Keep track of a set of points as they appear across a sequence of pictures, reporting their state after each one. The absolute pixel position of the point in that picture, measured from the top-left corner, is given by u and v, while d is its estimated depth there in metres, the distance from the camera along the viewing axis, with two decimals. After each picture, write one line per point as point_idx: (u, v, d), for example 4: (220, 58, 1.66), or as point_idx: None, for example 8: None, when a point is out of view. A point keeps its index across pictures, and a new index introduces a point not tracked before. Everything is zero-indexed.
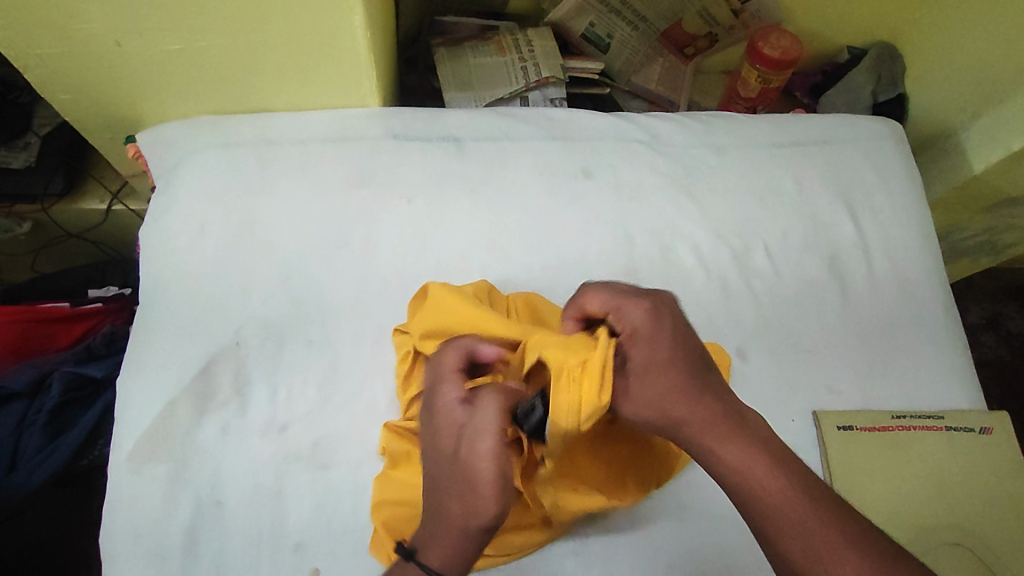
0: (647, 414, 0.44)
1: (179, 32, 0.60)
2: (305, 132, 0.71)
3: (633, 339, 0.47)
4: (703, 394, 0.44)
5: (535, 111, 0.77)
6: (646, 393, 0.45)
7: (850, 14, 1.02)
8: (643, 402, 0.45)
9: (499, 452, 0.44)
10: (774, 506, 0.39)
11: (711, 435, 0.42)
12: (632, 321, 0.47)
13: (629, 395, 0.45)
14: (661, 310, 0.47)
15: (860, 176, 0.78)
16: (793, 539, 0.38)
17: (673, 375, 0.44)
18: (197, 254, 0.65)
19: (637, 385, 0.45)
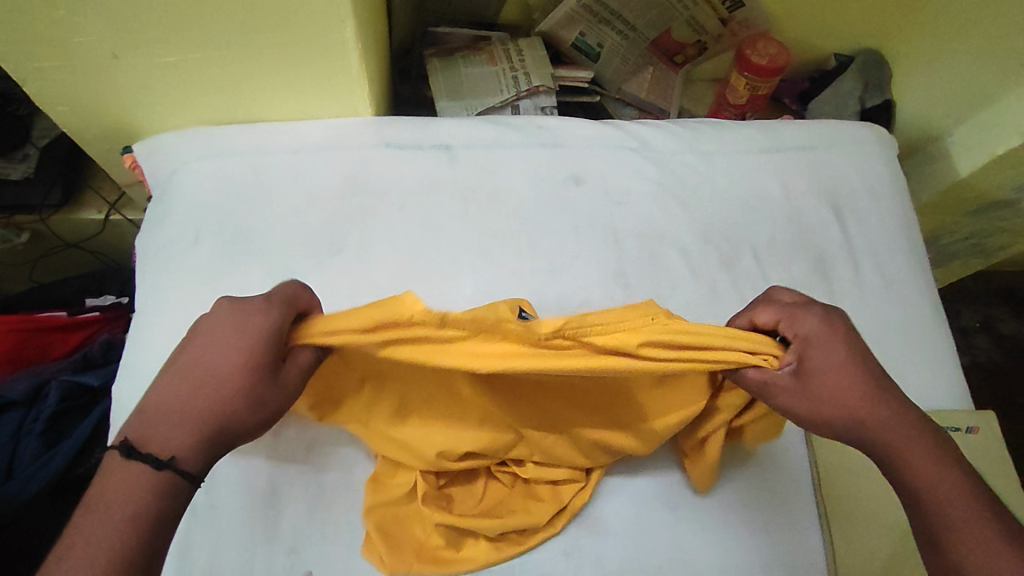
0: (827, 410, 0.49)
1: (175, 44, 0.61)
2: (299, 141, 0.73)
3: (811, 341, 0.50)
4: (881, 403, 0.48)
5: (525, 119, 0.79)
6: (822, 390, 0.49)
7: (836, 22, 1.04)
8: (825, 399, 0.49)
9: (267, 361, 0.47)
10: (944, 505, 0.45)
11: (899, 437, 0.48)
12: (806, 326, 0.51)
13: (804, 394, 0.49)
14: (835, 328, 0.51)
15: (846, 180, 0.80)
16: (969, 536, 0.44)
17: (857, 380, 0.49)
18: (192, 261, 0.66)
19: (815, 384, 0.49)
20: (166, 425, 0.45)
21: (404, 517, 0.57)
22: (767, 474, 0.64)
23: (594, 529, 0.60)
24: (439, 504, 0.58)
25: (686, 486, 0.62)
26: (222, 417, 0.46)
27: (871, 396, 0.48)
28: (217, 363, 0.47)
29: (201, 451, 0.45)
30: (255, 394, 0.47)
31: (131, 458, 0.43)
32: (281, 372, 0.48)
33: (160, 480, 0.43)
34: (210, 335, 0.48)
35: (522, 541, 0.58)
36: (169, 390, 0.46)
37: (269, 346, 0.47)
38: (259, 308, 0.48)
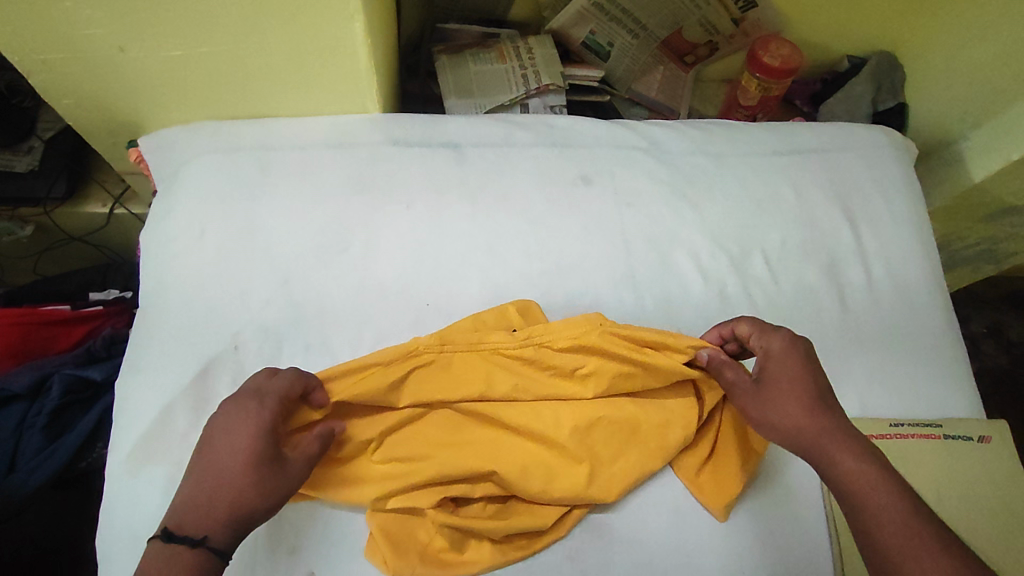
0: (776, 425, 0.55)
1: (181, 37, 0.61)
2: (306, 138, 0.72)
3: (767, 357, 0.58)
4: (821, 416, 0.54)
5: (535, 118, 0.78)
6: (778, 404, 0.55)
7: (849, 23, 1.03)
8: (775, 415, 0.55)
9: (269, 447, 0.50)
10: (877, 510, 0.49)
11: (828, 446, 0.53)
12: (767, 343, 0.58)
13: (758, 406, 0.57)
14: (795, 349, 0.57)
15: (859, 184, 0.79)
16: (883, 513, 0.49)
17: (803, 399, 0.55)
18: (197, 257, 0.66)
19: (767, 396, 0.56)
20: (195, 514, 0.47)
21: (407, 521, 0.57)
22: (775, 482, 0.63)
23: (600, 535, 0.59)
24: (443, 505, 0.58)
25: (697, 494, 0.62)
26: (242, 506, 0.48)
27: (815, 406, 0.54)
28: (230, 462, 0.49)
29: (231, 533, 0.48)
30: (263, 483, 0.49)
31: (172, 542, 0.46)
32: (285, 461, 0.51)
33: (196, 559, 0.46)
34: (214, 434, 0.51)
35: (526, 545, 0.58)
36: (191, 483, 0.49)
37: (269, 438, 0.50)
38: (254, 408, 0.51)
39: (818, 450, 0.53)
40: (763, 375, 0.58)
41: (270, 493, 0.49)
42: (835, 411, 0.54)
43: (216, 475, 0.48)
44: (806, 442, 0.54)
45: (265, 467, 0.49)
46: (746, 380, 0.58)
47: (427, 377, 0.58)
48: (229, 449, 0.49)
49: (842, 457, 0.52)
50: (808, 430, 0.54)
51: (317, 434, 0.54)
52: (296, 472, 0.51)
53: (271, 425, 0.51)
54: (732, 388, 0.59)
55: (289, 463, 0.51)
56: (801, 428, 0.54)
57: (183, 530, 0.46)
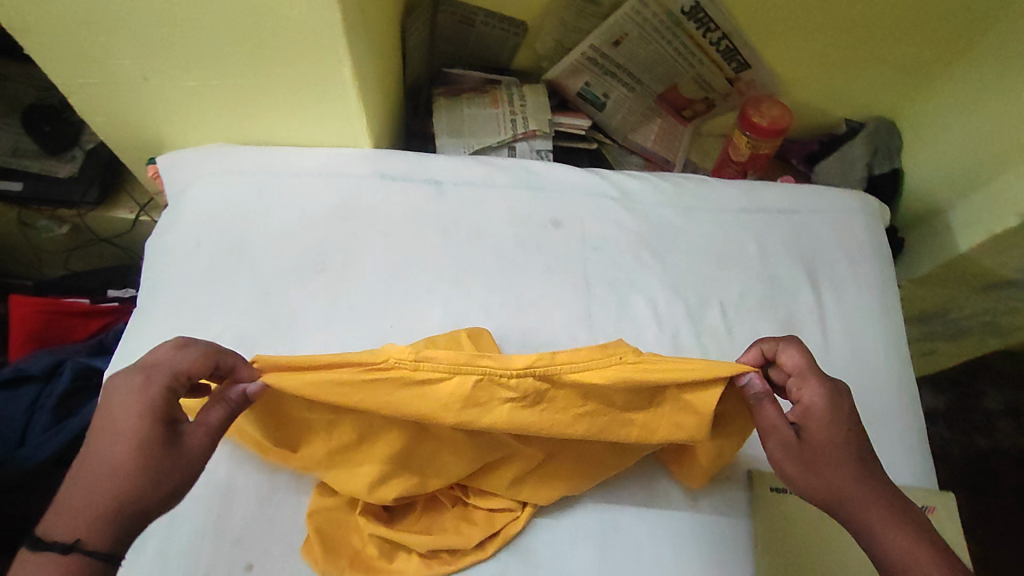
0: (816, 489, 0.55)
1: (195, 71, 0.69)
2: (301, 165, 0.79)
3: (807, 410, 0.56)
4: (866, 483, 0.54)
5: (516, 162, 0.83)
6: (820, 466, 0.55)
7: (846, 89, 1.05)
8: (815, 477, 0.55)
9: (155, 437, 0.51)
10: None
11: (875, 518, 0.53)
12: (811, 394, 0.56)
13: (796, 463, 0.55)
14: (840, 404, 0.56)
15: (826, 246, 0.80)
16: None
17: (849, 462, 0.54)
18: (190, 267, 0.73)
19: (811, 454, 0.55)
20: (69, 515, 0.48)
21: (343, 527, 0.61)
22: (707, 531, 0.64)
23: (525, 560, 0.62)
24: (377, 516, 0.62)
25: (621, 529, 0.64)
26: (124, 503, 0.49)
27: (863, 474, 0.54)
28: (106, 453, 0.50)
29: (111, 530, 0.49)
30: (151, 471, 0.50)
31: (39, 549, 0.47)
32: (176, 442, 0.52)
33: (70, 562, 0.47)
34: (98, 427, 0.51)
35: (450, 562, 0.60)
36: (73, 480, 0.50)
37: (151, 428, 0.51)
38: (141, 385, 0.52)
39: (865, 522, 0.53)
40: (804, 429, 0.56)
41: (156, 478, 0.50)
42: (879, 477, 0.55)
43: (92, 477, 0.49)
44: (849, 508, 0.53)
45: (148, 459, 0.50)
46: (785, 433, 0.56)
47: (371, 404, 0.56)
48: (108, 448, 0.50)
49: (890, 530, 0.52)
50: (855, 497, 0.53)
51: (223, 399, 0.55)
52: (188, 454, 0.52)
53: (152, 417, 0.51)
54: (771, 432, 0.56)
55: (183, 440, 0.52)
56: (847, 494, 0.54)
57: (59, 531, 0.48)
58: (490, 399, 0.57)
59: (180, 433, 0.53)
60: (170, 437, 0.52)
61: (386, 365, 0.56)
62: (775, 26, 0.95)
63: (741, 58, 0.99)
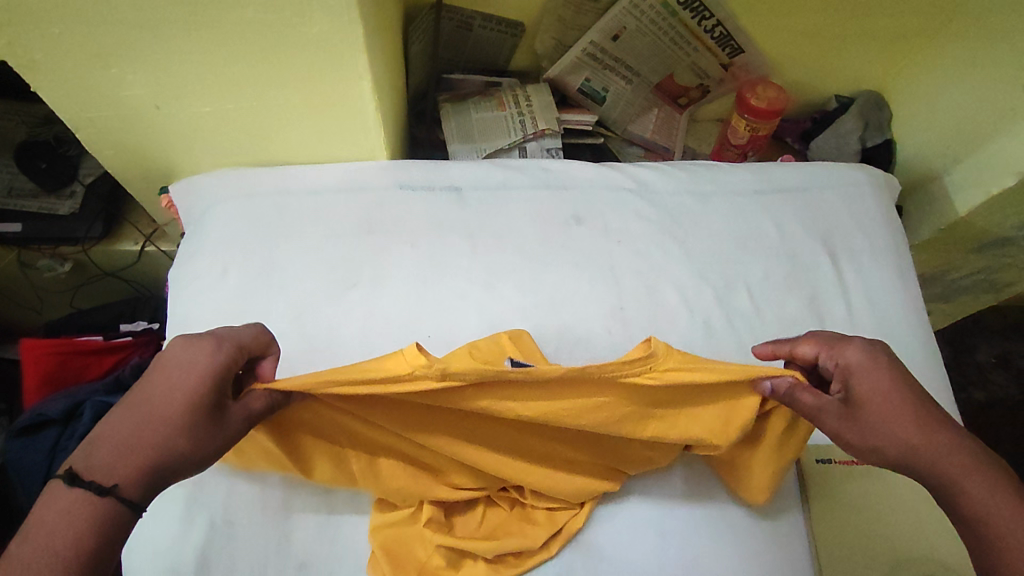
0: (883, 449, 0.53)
1: (210, 96, 0.68)
2: (320, 182, 0.78)
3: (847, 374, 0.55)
4: (931, 433, 0.52)
5: (531, 161, 0.84)
6: (880, 428, 0.53)
7: (836, 66, 1.08)
8: (875, 435, 0.53)
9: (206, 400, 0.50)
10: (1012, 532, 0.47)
11: (947, 467, 0.51)
12: (848, 357, 0.56)
13: (852, 427, 0.54)
14: (880, 363, 0.55)
15: (839, 221, 0.83)
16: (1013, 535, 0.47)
17: (908, 416, 0.53)
18: (219, 295, 0.72)
19: (865, 416, 0.54)
20: (105, 456, 0.46)
21: (408, 539, 0.61)
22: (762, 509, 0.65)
23: (588, 555, 0.63)
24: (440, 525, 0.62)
25: (677, 514, 0.64)
26: (169, 456, 0.48)
27: (927, 423, 0.52)
28: (162, 401, 0.49)
29: (141, 479, 0.47)
30: (201, 433, 0.49)
31: (73, 487, 0.44)
32: (224, 411, 0.51)
33: (97, 508, 0.44)
34: (155, 375, 0.51)
35: (518, 564, 0.61)
36: (121, 420, 0.48)
37: (213, 386, 0.50)
38: (205, 348, 0.52)
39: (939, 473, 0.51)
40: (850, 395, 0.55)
41: (203, 438, 0.50)
42: (942, 424, 0.52)
43: (140, 427, 0.48)
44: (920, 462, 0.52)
45: (200, 420, 0.50)
46: (831, 404, 0.54)
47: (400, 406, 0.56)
48: (164, 395, 0.49)
49: (965, 477, 0.50)
50: (924, 451, 0.52)
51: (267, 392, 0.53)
52: (230, 426, 0.51)
53: (211, 378, 0.51)
54: (819, 411, 0.54)
55: (229, 413, 0.51)
56: (914, 447, 0.52)
57: (90, 474, 0.45)
58: (510, 396, 0.56)
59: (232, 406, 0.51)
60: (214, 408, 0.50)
61: (406, 375, 0.53)
62: (768, 9, 0.97)
63: (734, 44, 1.00)
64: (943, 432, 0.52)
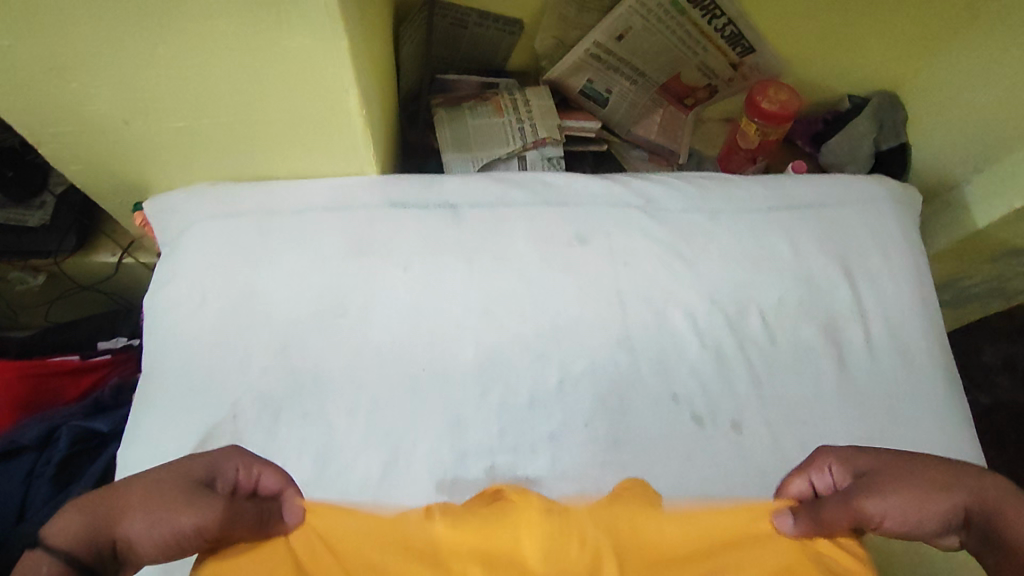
0: (941, 551, 0.46)
1: (182, 112, 0.62)
2: (305, 201, 0.73)
3: (859, 482, 0.50)
4: (956, 520, 0.47)
5: (531, 175, 0.78)
6: (928, 530, 0.47)
7: (849, 66, 1.02)
8: (922, 541, 0.47)
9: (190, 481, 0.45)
10: None
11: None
12: (834, 471, 0.52)
13: (908, 542, 0.47)
14: (884, 467, 0.50)
15: (857, 241, 0.78)
16: None
17: (938, 506, 0.47)
18: (198, 327, 0.67)
19: (892, 523, 0.47)
20: (73, 520, 0.42)
21: None
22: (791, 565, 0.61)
23: None
24: None
25: None
26: (131, 530, 0.43)
27: (958, 517, 0.47)
28: (143, 481, 0.45)
29: (88, 553, 0.41)
30: (171, 508, 0.43)
31: (36, 546, 0.40)
32: (204, 492, 0.45)
33: (76, 571, 0.40)
34: (144, 472, 0.46)
35: None
36: (101, 495, 0.44)
37: (192, 479, 0.45)
38: (187, 460, 0.47)
39: (1002, 573, 0.45)
40: (868, 482, 0.50)
41: (181, 509, 0.43)
42: (972, 512, 0.47)
43: (131, 488, 0.44)
44: (984, 560, 0.46)
45: (178, 503, 0.43)
46: (848, 498, 0.49)
47: (384, 531, 0.47)
48: (144, 481, 0.45)
49: None
50: (977, 552, 0.46)
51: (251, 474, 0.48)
52: (215, 501, 0.44)
53: (201, 482, 0.46)
54: (846, 505, 0.48)
55: (205, 496, 0.44)
56: (974, 554, 0.46)
57: (55, 527, 0.42)
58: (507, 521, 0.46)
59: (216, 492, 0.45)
60: (189, 486, 0.45)
61: (398, 540, 0.46)
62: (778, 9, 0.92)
63: (745, 42, 0.95)
64: (993, 528, 0.46)
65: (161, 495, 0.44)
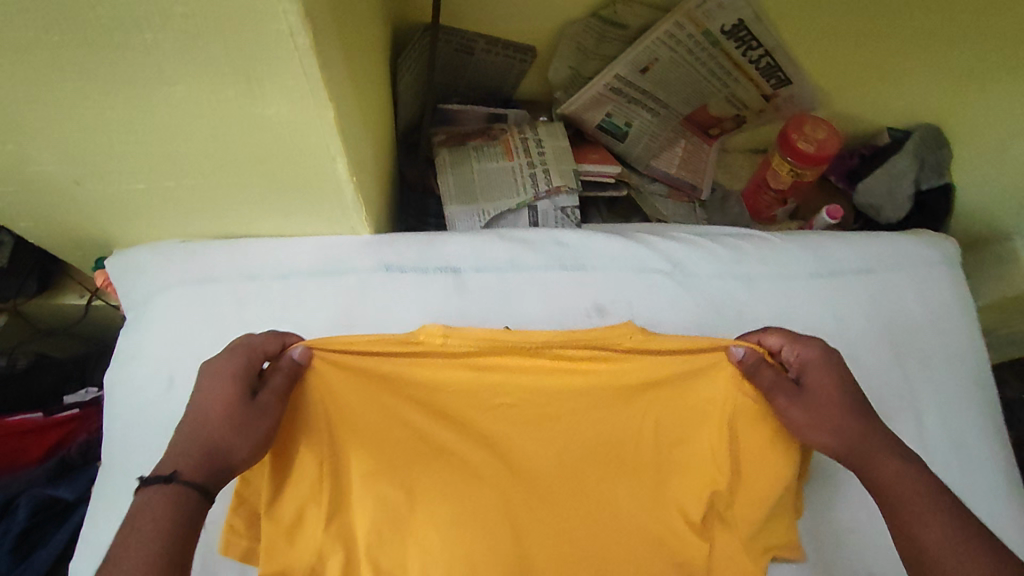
0: (836, 433, 0.52)
1: (143, 176, 0.53)
2: (288, 264, 0.64)
3: (804, 366, 0.55)
4: (859, 420, 0.52)
5: (544, 233, 0.70)
6: (824, 415, 0.52)
7: (892, 99, 0.93)
8: (823, 420, 0.52)
9: (237, 380, 0.50)
10: (922, 515, 0.48)
11: (874, 445, 0.51)
12: (794, 352, 0.55)
13: (821, 426, 0.52)
14: (836, 373, 0.54)
15: (907, 313, 0.70)
16: (905, 494, 0.49)
17: (844, 397, 0.53)
18: (166, 413, 0.59)
19: (803, 398, 0.53)
20: (174, 457, 0.48)
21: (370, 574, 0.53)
22: None
23: None
24: None
25: None
26: (219, 445, 0.48)
27: (859, 411, 0.53)
28: (201, 401, 0.49)
29: (204, 469, 0.47)
30: (236, 420, 0.48)
31: (145, 489, 0.46)
32: (255, 396, 0.50)
33: (170, 496, 0.45)
34: (197, 384, 0.51)
35: None
36: (175, 441, 0.49)
37: (239, 378, 0.50)
38: (224, 360, 0.51)
39: (856, 454, 0.52)
40: (803, 378, 0.54)
41: (238, 426, 0.48)
42: (873, 415, 0.53)
43: (202, 409, 0.49)
44: (854, 443, 0.52)
45: (245, 411, 0.49)
46: (787, 382, 0.53)
47: (398, 392, 0.55)
48: (203, 398, 0.50)
49: (885, 460, 0.51)
50: (856, 434, 0.52)
51: (278, 367, 0.50)
52: (268, 411, 0.49)
53: (242, 382, 0.50)
54: (774, 387, 0.52)
55: (259, 399, 0.49)
56: (864, 438, 0.52)
57: (153, 476, 0.46)
58: (522, 369, 0.55)
59: (259, 395, 0.49)
60: (244, 398, 0.49)
61: (418, 341, 0.52)
62: (820, 41, 0.82)
63: (781, 74, 0.86)
64: (874, 424, 0.52)
65: (220, 406, 0.49)
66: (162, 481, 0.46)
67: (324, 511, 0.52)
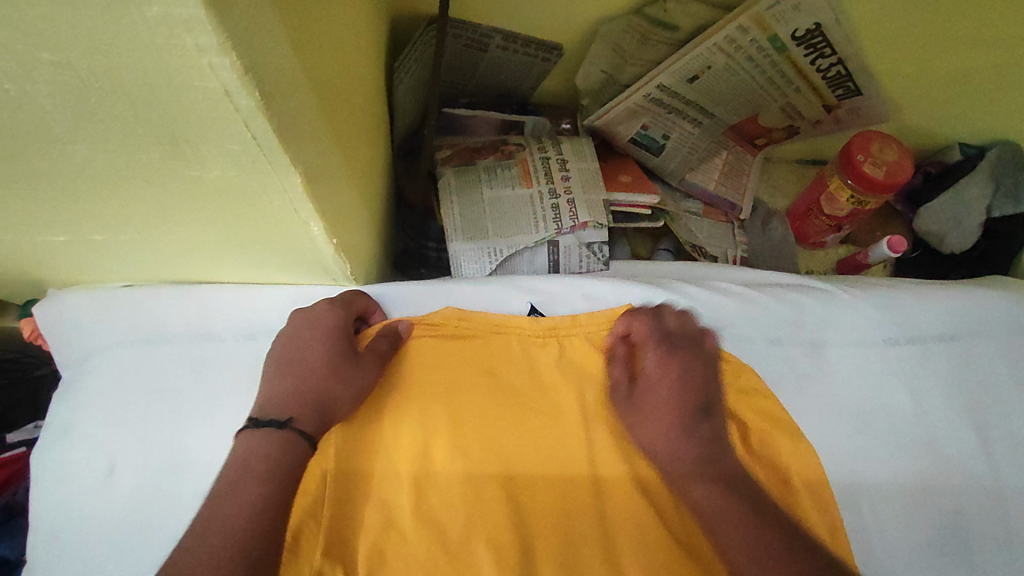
0: (658, 445, 0.49)
1: (58, 228, 0.41)
2: (258, 321, 0.53)
3: (644, 371, 0.53)
4: (681, 432, 0.49)
5: (568, 282, 0.58)
6: (645, 423, 0.50)
7: (968, 111, 0.80)
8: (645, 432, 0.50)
9: (331, 330, 0.50)
10: (725, 545, 0.44)
11: (687, 467, 0.48)
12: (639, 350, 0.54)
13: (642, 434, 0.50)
14: (672, 374, 0.51)
15: (999, 392, 0.58)
16: (715, 512, 0.45)
17: (670, 404, 0.50)
18: (98, 514, 0.47)
19: (632, 412, 0.51)
20: (277, 401, 0.46)
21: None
22: None
23: None
24: None
25: None
26: (325, 395, 0.47)
27: (685, 425, 0.50)
28: (303, 350, 0.49)
29: (314, 419, 0.46)
30: (343, 373, 0.48)
31: (258, 428, 0.44)
32: (355, 353, 0.50)
33: (286, 438, 0.44)
34: (294, 331, 0.50)
35: None
36: (273, 384, 0.47)
37: (342, 335, 0.50)
38: (321, 313, 0.50)
39: (677, 475, 0.48)
40: (642, 387, 0.52)
41: (341, 378, 0.48)
42: (702, 428, 0.49)
43: (302, 358, 0.48)
44: (669, 462, 0.49)
45: (346, 367, 0.49)
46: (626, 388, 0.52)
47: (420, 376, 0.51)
48: (299, 345, 0.49)
49: (697, 480, 0.47)
50: (673, 448, 0.49)
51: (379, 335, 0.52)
52: (368, 368, 0.49)
53: (343, 338, 0.50)
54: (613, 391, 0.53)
55: (360, 357, 0.50)
56: (683, 457, 0.48)
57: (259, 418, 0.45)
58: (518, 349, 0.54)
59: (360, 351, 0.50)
60: (347, 353, 0.49)
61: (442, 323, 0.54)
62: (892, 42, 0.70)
63: (851, 85, 0.71)
64: (697, 440, 0.49)
65: (313, 354, 0.49)
66: (274, 421, 0.45)
67: (324, 527, 0.44)
